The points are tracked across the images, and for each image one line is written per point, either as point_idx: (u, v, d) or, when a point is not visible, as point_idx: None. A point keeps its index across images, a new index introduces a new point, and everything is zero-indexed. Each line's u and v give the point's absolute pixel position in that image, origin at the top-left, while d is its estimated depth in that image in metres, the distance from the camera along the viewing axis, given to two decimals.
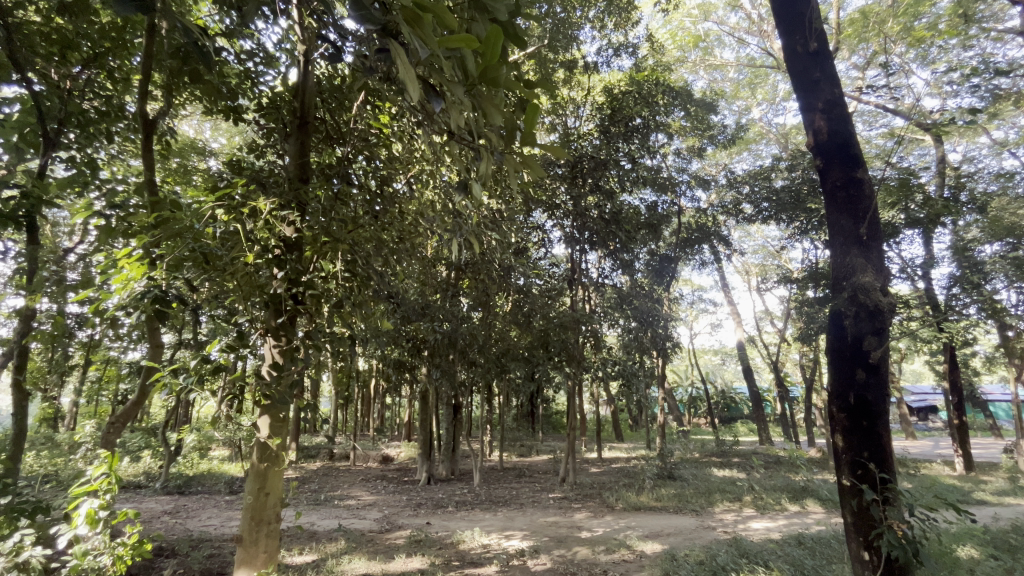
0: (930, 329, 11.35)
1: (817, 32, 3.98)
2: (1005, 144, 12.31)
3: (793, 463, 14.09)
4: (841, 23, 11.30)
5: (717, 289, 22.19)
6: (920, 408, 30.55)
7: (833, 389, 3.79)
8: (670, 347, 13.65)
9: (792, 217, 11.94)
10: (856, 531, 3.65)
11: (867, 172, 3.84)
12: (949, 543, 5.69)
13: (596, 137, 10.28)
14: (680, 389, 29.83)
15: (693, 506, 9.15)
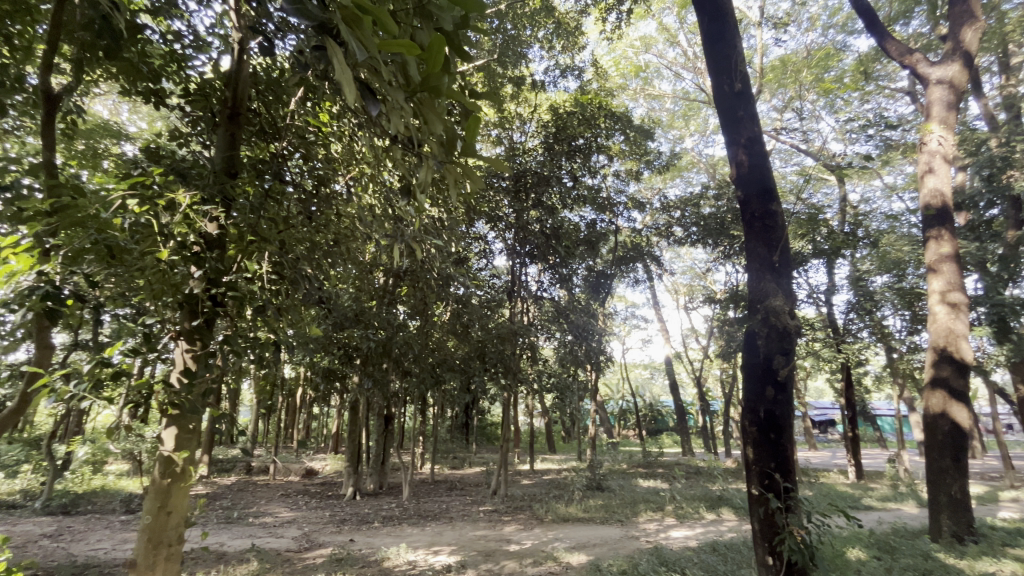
0: (831, 350, 12.58)
1: (741, 74, 4.32)
2: (894, 188, 13.98)
3: (711, 474, 14.94)
4: (764, 68, 12.46)
5: (649, 306, 23.25)
6: (822, 421, 33.61)
7: (746, 404, 4.07)
8: (604, 361, 14.10)
9: (717, 242, 12.87)
10: (762, 538, 3.89)
11: (780, 205, 4.21)
12: (840, 546, 6.27)
13: (540, 153, 10.55)
14: (612, 401, 30.81)
15: (619, 516, 9.43)
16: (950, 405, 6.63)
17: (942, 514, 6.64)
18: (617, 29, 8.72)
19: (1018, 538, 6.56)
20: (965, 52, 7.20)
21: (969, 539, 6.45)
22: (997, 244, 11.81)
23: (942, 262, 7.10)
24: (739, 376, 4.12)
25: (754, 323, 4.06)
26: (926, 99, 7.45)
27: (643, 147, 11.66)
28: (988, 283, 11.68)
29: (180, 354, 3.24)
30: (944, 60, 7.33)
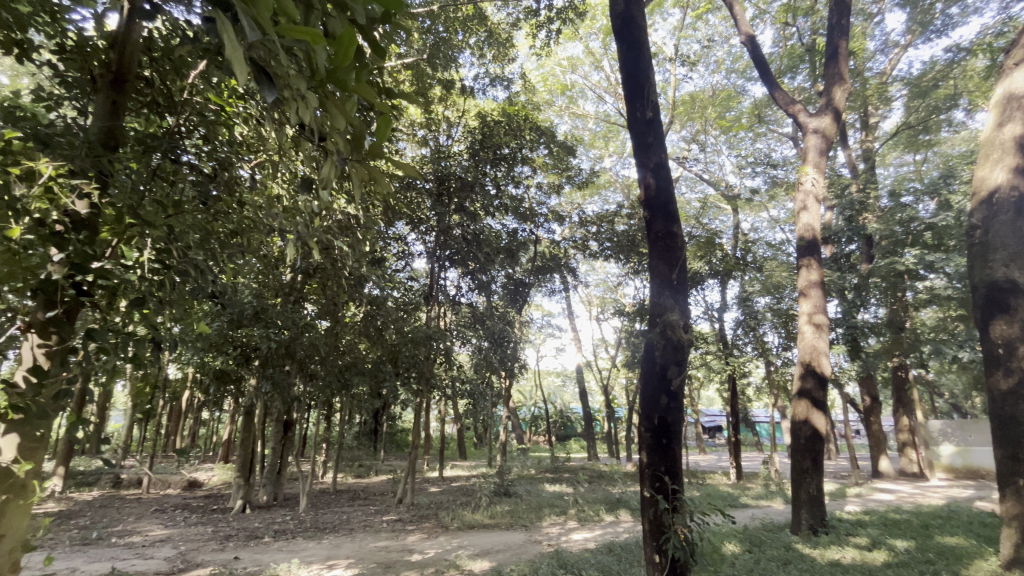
0: (720, 362, 13.89)
1: (652, 104, 4.64)
2: (778, 221, 15.79)
3: (612, 477, 15.72)
4: (676, 100, 13.51)
5: (564, 316, 24.06)
6: (710, 428, 36.86)
7: (642, 411, 4.34)
8: (517, 368, 14.34)
9: (628, 257, 13.70)
10: (650, 538, 4.14)
11: (681, 227, 4.57)
12: (718, 541, 6.89)
13: (465, 158, 10.46)
14: (524, 408, 31.40)
15: (524, 521, 9.59)
16: (812, 413, 7.56)
17: (803, 509, 7.54)
18: (546, 46, 9.00)
19: (858, 528, 7.64)
20: (834, 108, 8.35)
21: (821, 530, 7.40)
22: (853, 275, 13.75)
23: (810, 288, 8.12)
24: (640, 384, 4.37)
25: (653, 335, 4.36)
26: (804, 144, 8.52)
27: (565, 162, 12.08)
28: (845, 308, 13.57)
29: (33, 344, 2.63)
30: (819, 113, 8.43)
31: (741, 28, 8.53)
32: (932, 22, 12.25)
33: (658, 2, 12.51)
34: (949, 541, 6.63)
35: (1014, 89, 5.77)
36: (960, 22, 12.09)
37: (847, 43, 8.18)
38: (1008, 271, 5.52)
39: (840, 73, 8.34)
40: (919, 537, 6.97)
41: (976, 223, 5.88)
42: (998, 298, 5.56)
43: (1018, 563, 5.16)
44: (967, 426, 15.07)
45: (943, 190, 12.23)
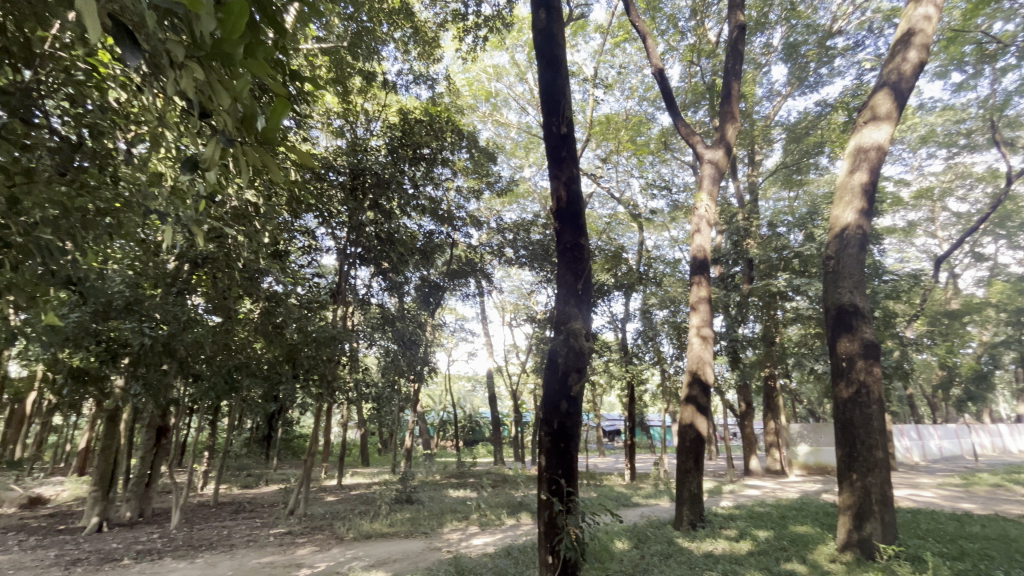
0: (620, 369, 14.75)
1: (567, 119, 4.82)
2: (677, 240, 17.17)
3: (515, 481, 15.95)
4: (593, 120, 14.24)
5: (477, 320, 24.09)
6: (610, 431, 38.89)
7: (542, 416, 4.47)
8: (427, 372, 14.08)
9: (542, 266, 14.11)
10: (545, 540, 4.27)
11: (588, 240, 4.79)
12: (610, 539, 7.30)
13: (383, 154, 10.09)
14: (433, 412, 30.89)
15: (424, 529, 9.42)
16: (696, 417, 8.25)
17: (685, 506, 8.22)
18: (472, 52, 9.01)
19: (730, 521, 8.47)
20: (726, 143, 9.26)
21: (699, 525, 8.10)
22: (737, 294, 15.34)
23: (699, 303, 8.93)
24: (543, 389, 4.50)
25: (557, 342, 4.51)
26: (701, 173, 9.37)
27: (485, 167, 12.15)
28: (729, 322, 15.12)
29: None
30: (714, 145, 9.32)
31: (652, 60, 9.18)
32: (807, 78, 14.12)
33: (581, 24, 13.10)
34: (800, 530, 7.59)
35: (863, 143, 6.83)
36: (828, 81, 14.06)
37: (739, 87, 9.15)
38: (853, 297, 6.50)
39: (732, 112, 9.31)
40: (778, 527, 7.90)
41: (831, 253, 6.86)
42: (845, 319, 6.51)
43: (850, 545, 6.06)
44: (820, 429, 17.44)
45: (809, 224, 14.14)
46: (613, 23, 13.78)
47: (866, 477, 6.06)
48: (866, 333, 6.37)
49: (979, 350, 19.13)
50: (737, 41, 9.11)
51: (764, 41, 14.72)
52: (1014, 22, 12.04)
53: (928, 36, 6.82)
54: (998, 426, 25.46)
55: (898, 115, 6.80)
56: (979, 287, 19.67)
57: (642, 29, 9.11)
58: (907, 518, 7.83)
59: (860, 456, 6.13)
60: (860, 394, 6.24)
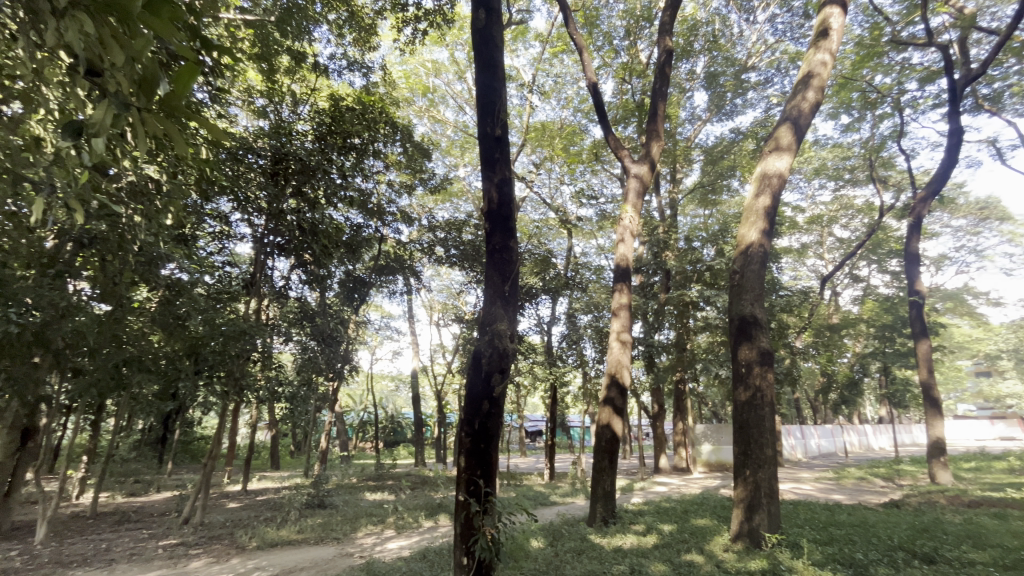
0: (545, 370, 15.08)
1: (501, 122, 4.85)
2: (603, 248, 17.92)
3: (435, 483, 15.76)
4: (529, 125, 14.53)
5: (403, 319, 23.49)
6: (532, 432, 39.47)
7: (464, 416, 4.46)
8: (347, 370, 13.51)
9: (472, 267, 14.02)
10: (461, 541, 4.27)
11: (517, 243, 4.85)
12: (526, 538, 7.45)
13: (309, 140, 9.53)
14: (352, 413, 29.65)
15: (336, 534, 9.02)
16: (613, 418, 8.63)
17: (598, 504, 8.58)
18: (411, 44, 8.81)
19: (639, 517, 8.95)
20: (651, 160, 9.77)
21: (611, 521, 8.48)
22: (655, 302, 16.26)
23: (620, 309, 9.35)
24: (465, 389, 4.49)
25: (481, 343, 4.52)
26: (627, 186, 9.84)
27: (419, 163, 11.90)
28: (646, 328, 15.99)
29: None
30: (640, 160, 9.82)
31: (587, 73, 9.49)
32: (724, 106, 15.32)
33: (522, 30, 13.28)
34: (700, 523, 8.19)
35: (768, 169, 7.54)
36: (742, 111, 15.36)
37: (665, 108, 9.73)
38: (753, 308, 7.14)
39: (657, 130, 9.88)
40: (681, 521, 8.46)
41: (736, 268, 7.48)
42: (746, 329, 7.13)
43: (741, 535, 6.64)
44: (721, 430, 18.91)
45: (720, 241, 15.37)
46: (553, 34, 14.12)
47: (757, 472, 6.69)
48: (762, 342, 7.02)
49: (853, 359, 21.80)
50: (664, 65, 9.67)
51: (689, 68, 15.77)
52: (891, 76, 13.93)
53: (823, 79, 7.68)
54: (865, 426, 29.16)
55: (797, 147, 7.58)
56: (855, 305, 22.41)
57: (579, 43, 9.37)
58: (789, 510, 8.72)
59: (753, 453, 6.75)
60: (755, 397, 6.86)
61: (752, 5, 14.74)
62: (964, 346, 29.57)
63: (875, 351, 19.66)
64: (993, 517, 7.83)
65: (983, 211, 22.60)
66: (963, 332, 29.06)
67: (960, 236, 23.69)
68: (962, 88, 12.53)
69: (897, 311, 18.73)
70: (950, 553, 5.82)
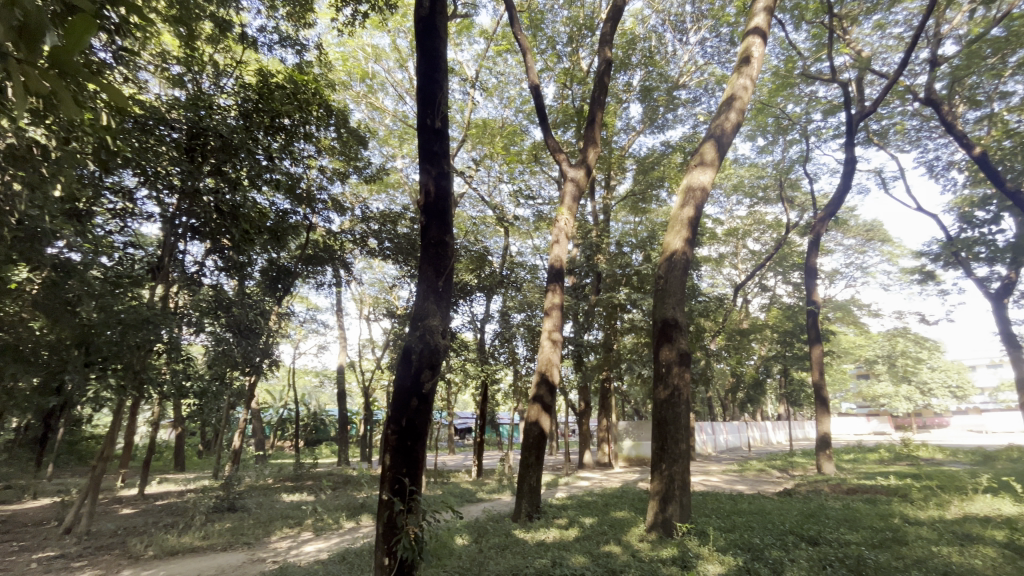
0: (476, 367, 15.08)
1: (442, 114, 4.78)
2: (538, 249, 18.21)
3: (358, 482, 15.25)
4: (470, 121, 14.43)
5: (331, 312, 22.46)
6: (462, 430, 39.34)
7: (391, 414, 4.35)
8: (265, 364, 12.75)
9: (406, 260, 13.59)
10: (383, 541, 4.18)
11: (453, 238, 4.80)
12: (451, 535, 7.41)
13: (232, 116, 8.82)
14: (270, 411, 27.91)
15: (247, 539, 8.47)
16: (541, 415, 8.80)
17: (524, 499, 8.72)
18: (350, 26, 8.45)
19: (562, 511, 9.24)
20: (588, 165, 10.06)
21: (535, 516, 8.65)
22: (585, 303, 16.76)
23: (553, 309, 9.55)
24: (394, 386, 4.37)
25: (412, 338, 4.43)
26: (563, 189, 10.05)
27: (354, 150, 11.45)
28: (577, 328, 16.42)
29: None
30: (577, 165, 10.09)
31: (530, 74, 9.57)
32: (656, 119, 16.07)
33: (466, 24, 13.14)
34: (619, 515, 8.59)
35: (693, 182, 8.05)
36: (672, 125, 16.24)
37: (602, 116, 10.05)
38: (674, 312, 7.58)
39: (594, 137, 10.18)
40: (601, 514, 8.81)
41: (661, 274, 7.89)
42: (667, 331, 7.55)
43: (656, 526, 7.03)
44: (641, 426, 20.07)
45: (648, 247, 16.21)
46: (497, 32, 14.14)
47: (672, 466, 7.12)
48: (681, 344, 7.48)
49: (758, 361, 23.84)
50: (604, 74, 9.99)
51: (626, 80, 16.38)
52: (800, 106, 15.37)
53: (744, 102, 8.31)
54: (766, 422, 32.05)
55: (719, 163, 8.15)
56: (762, 312, 24.51)
57: (524, 44, 9.42)
58: (698, 500, 9.37)
59: (669, 449, 7.17)
60: (673, 395, 7.29)
61: (685, 27, 15.63)
62: (849, 351, 33.32)
63: (778, 355, 21.65)
64: (865, 502, 8.92)
65: (869, 233, 25.57)
66: (849, 339, 32.74)
67: (850, 254, 26.66)
68: (857, 122, 14.10)
69: (797, 318, 20.77)
70: (830, 535, 6.54)
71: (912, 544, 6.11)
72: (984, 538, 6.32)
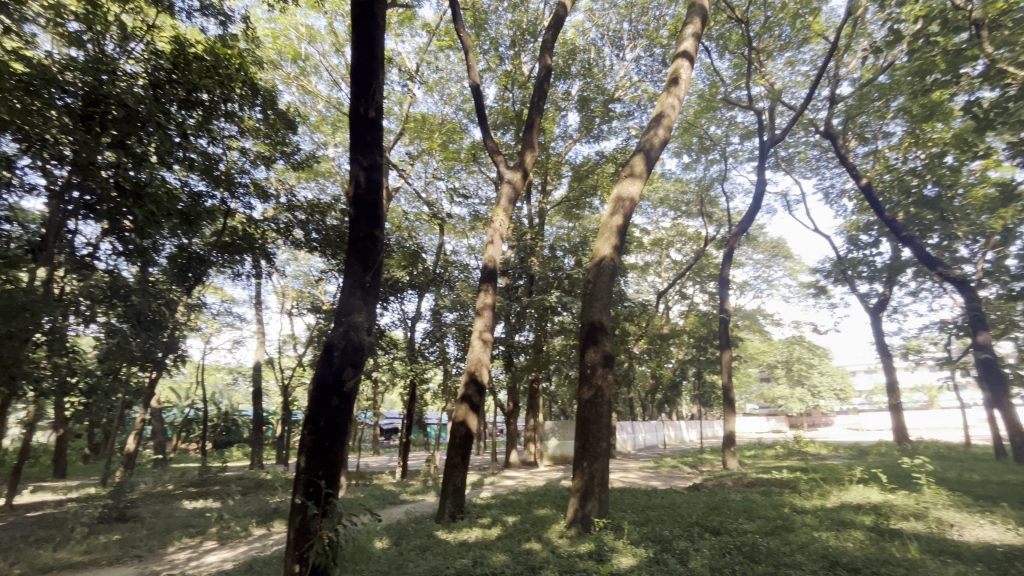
0: (405, 366, 14.74)
1: (376, 104, 4.62)
2: (473, 249, 18.16)
3: (272, 486, 14.37)
4: (408, 114, 14.09)
5: (249, 305, 20.97)
6: (388, 430, 38.43)
7: (309, 413, 4.15)
8: (168, 358, 11.72)
9: (335, 254, 12.98)
10: (294, 547, 3.99)
11: (384, 232, 4.67)
12: (370, 539, 7.18)
13: (140, 85, 7.96)
14: (174, 410, 25.54)
15: (139, 551, 7.69)
16: (468, 415, 8.79)
17: (448, 499, 8.67)
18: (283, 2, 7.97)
19: (485, 510, 9.27)
20: (524, 168, 10.19)
21: (459, 516, 8.62)
22: (517, 304, 16.93)
23: (485, 309, 9.56)
24: (312, 383, 4.18)
25: (335, 334, 4.26)
26: (499, 191, 10.09)
27: (281, 134, 10.80)
28: (509, 329, 16.59)
29: None
30: (514, 168, 10.19)
31: (471, 74, 9.54)
32: (593, 129, 16.59)
33: (408, 15, 12.82)
34: (541, 513, 8.78)
35: (622, 192, 8.41)
36: (607, 137, 16.87)
37: (541, 122, 10.23)
38: (600, 315, 7.87)
39: (532, 142, 10.33)
40: (524, 512, 8.94)
41: (590, 278, 8.17)
42: (593, 334, 7.83)
43: (575, 522, 7.28)
44: (566, 425, 20.77)
45: (579, 252, 16.78)
46: (440, 27, 13.96)
47: (593, 464, 7.39)
48: (605, 346, 7.78)
49: (675, 365, 25.38)
50: (544, 81, 10.18)
51: (565, 88, 16.80)
52: (721, 129, 16.60)
53: (671, 121, 8.83)
54: (680, 422, 34.23)
55: (647, 176, 8.59)
56: (681, 318, 26.15)
57: (465, 42, 9.34)
58: (616, 496, 9.81)
59: (590, 447, 7.42)
60: (596, 396, 7.57)
61: (622, 43, 16.31)
62: (754, 357, 36.42)
63: (693, 358, 23.21)
64: (761, 494, 9.81)
65: (775, 249, 28.12)
66: (754, 345, 35.76)
67: (759, 268, 29.16)
68: (768, 148, 15.46)
69: (711, 325, 22.38)
70: (731, 525, 7.10)
71: (797, 530, 6.79)
72: (855, 522, 7.17)
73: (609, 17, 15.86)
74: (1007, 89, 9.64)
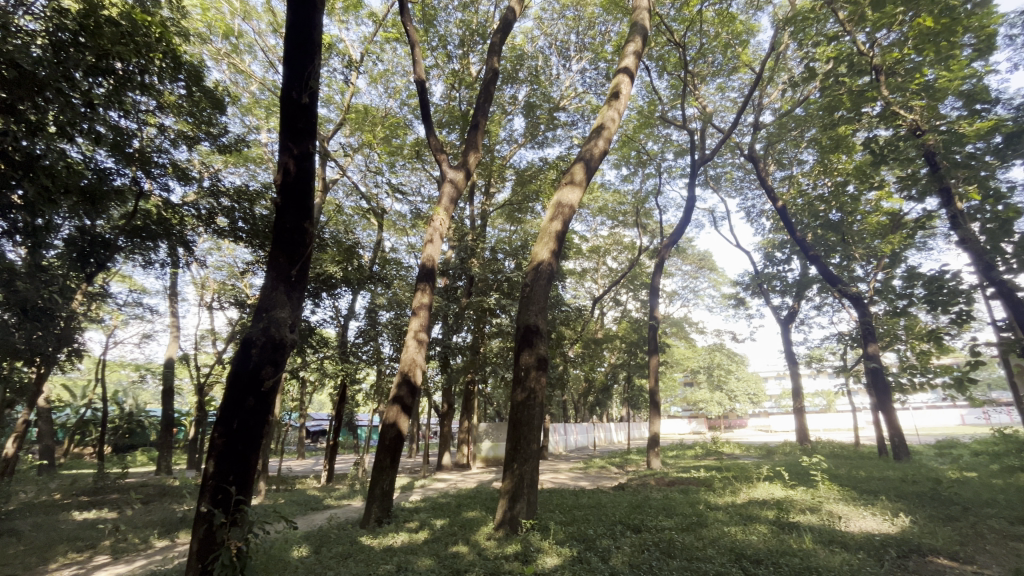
0: (335, 365, 14.14)
1: (310, 89, 4.38)
2: (413, 247, 17.79)
3: (180, 494, 13.25)
4: (349, 104, 13.60)
5: (162, 296, 19.24)
6: (315, 432, 36.71)
7: (220, 414, 3.87)
8: (60, 351, 10.53)
9: (263, 245, 12.21)
10: (196, 559, 3.70)
11: (313, 224, 4.47)
12: (287, 548, 6.80)
13: (39, 46, 6.99)
14: (67, 411, 22.87)
15: (11, 570, 6.78)
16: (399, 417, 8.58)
17: (374, 504, 8.41)
18: None
19: (413, 514, 9.08)
20: (467, 169, 10.11)
21: (385, 521, 8.37)
22: (456, 305, 16.78)
23: (421, 309, 9.37)
24: (225, 381, 3.90)
25: (254, 331, 4.00)
26: (440, 190, 9.93)
27: (206, 114, 10.07)
28: (446, 329, 16.41)
29: None
30: (457, 167, 10.09)
31: (416, 69, 9.36)
32: (537, 135, 16.80)
33: (354, 2, 12.39)
34: (470, 515, 8.74)
35: (563, 199, 8.60)
36: (551, 144, 17.17)
37: (485, 124, 10.22)
38: (536, 318, 7.98)
39: (475, 143, 10.28)
40: (452, 515, 8.84)
41: (527, 281, 8.26)
42: (528, 337, 7.92)
43: (503, 523, 7.30)
44: (500, 427, 20.82)
45: (519, 256, 16.94)
46: (387, 19, 13.63)
47: (523, 465, 7.45)
48: (540, 349, 7.89)
49: (607, 369, 26.26)
50: (490, 83, 10.20)
51: (512, 93, 16.95)
52: (658, 145, 17.46)
53: (610, 132, 9.15)
54: (609, 424, 35.46)
55: (586, 184, 8.85)
56: (614, 324, 27.12)
57: (412, 36, 9.15)
58: (545, 497, 9.96)
59: (521, 448, 7.49)
60: (529, 398, 7.65)
61: (569, 54, 16.72)
62: (680, 362, 38.49)
63: (624, 363, 24.14)
64: (680, 493, 10.36)
65: (701, 262, 29.93)
66: (681, 352, 37.81)
67: (687, 278, 30.91)
68: (698, 166, 16.43)
69: (642, 331, 23.40)
70: (651, 522, 7.43)
71: (710, 526, 7.23)
72: (760, 517, 7.75)
73: (557, 27, 16.20)
74: (898, 129, 10.88)
